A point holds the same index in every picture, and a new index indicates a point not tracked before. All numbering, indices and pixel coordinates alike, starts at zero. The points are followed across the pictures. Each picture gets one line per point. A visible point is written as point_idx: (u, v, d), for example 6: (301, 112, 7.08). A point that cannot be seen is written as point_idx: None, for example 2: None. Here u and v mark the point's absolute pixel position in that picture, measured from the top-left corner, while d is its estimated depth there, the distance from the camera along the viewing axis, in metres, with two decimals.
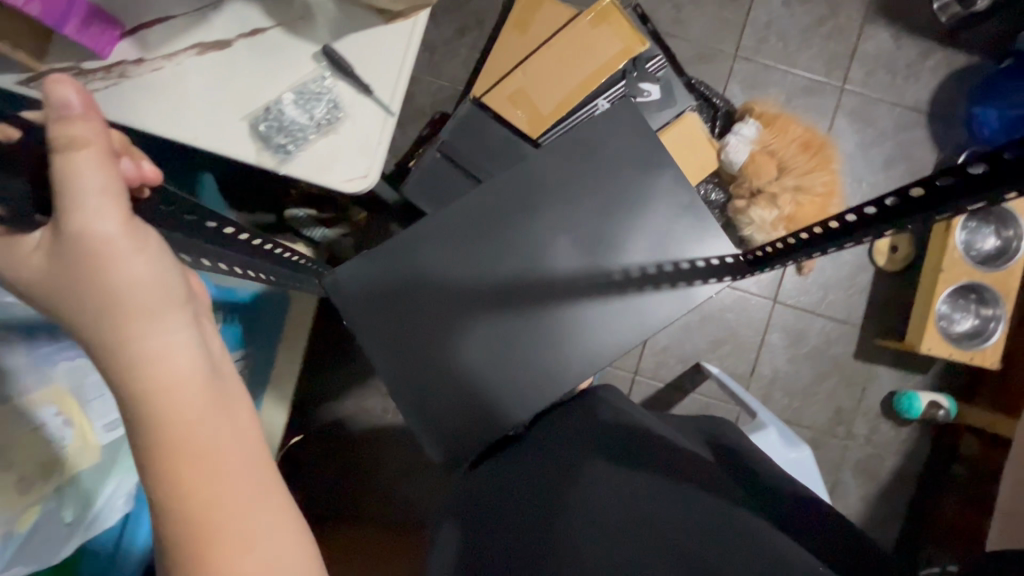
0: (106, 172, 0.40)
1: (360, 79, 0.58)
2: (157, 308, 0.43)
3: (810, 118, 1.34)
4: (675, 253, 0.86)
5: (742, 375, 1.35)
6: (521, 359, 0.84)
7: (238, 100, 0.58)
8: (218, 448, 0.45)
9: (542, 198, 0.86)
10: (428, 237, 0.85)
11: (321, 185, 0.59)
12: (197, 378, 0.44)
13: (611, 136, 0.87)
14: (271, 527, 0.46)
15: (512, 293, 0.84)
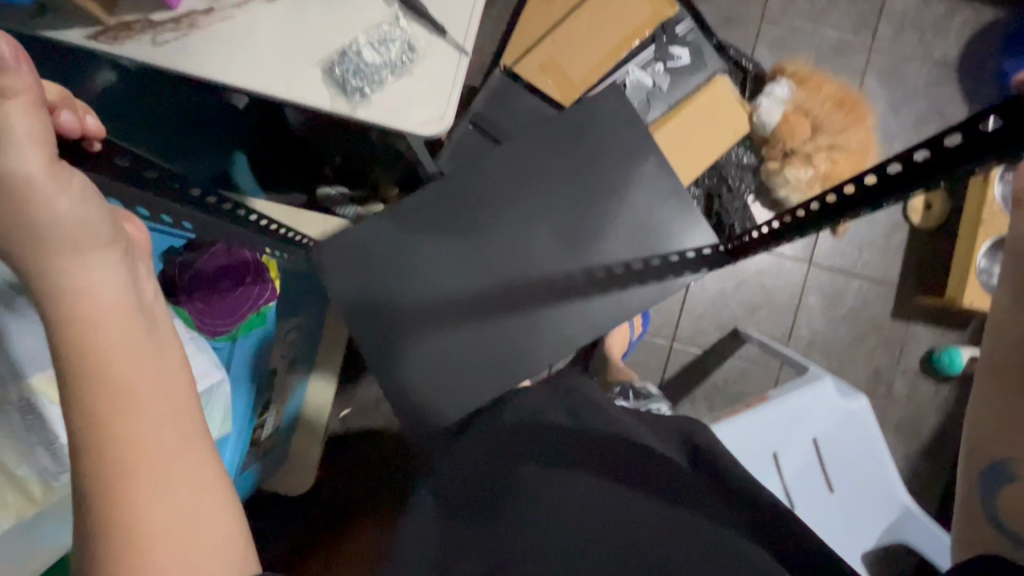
0: (33, 118, 0.35)
1: (434, 20, 0.59)
2: (77, 247, 0.36)
3: (840, 78, 1.33)
4: (659, 245, 0.85)
5: (779, 338, 1.35)
6: (501, 348, 0.84)
7: (311, 46, 0.59)
8: (145, 391, 0.37)
9: (520, 185, 0.86)
10: (415, 233, 0.85)
11: (397, 129, 0.58)
12: (126, 316, 0.37)
13: (601, 120, 0.86)
14: (187, 476, 0.37)
15: (489, 283, 0.84)
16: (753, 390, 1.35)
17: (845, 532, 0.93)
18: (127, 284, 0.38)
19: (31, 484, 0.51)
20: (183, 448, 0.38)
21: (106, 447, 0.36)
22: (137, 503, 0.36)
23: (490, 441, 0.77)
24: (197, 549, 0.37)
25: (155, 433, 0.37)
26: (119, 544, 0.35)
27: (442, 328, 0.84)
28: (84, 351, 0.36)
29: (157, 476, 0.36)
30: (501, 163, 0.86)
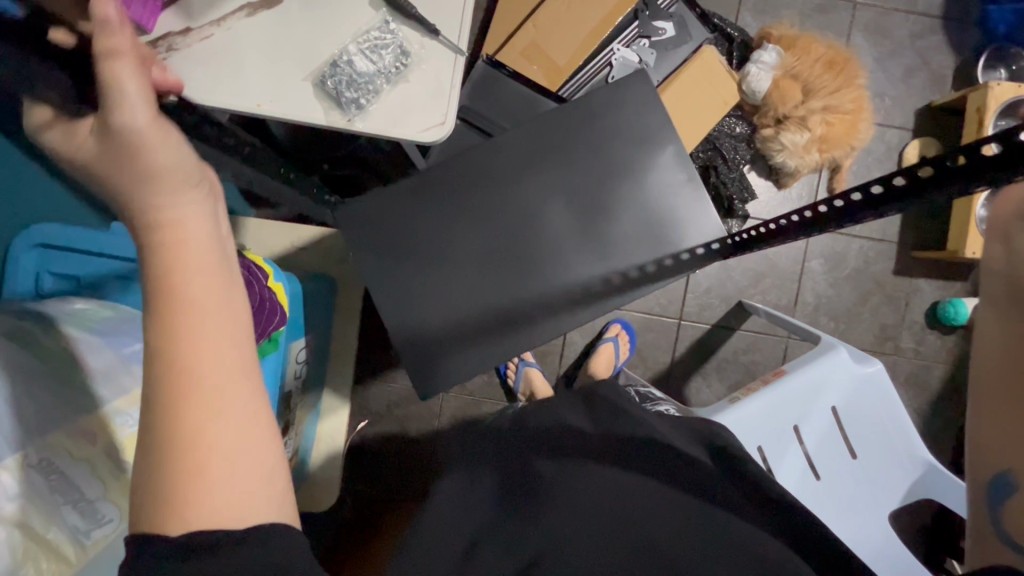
0: (142, 74, 0.41)
1: (424, 20, 0.56)
2: (172, 184, 0.41)
3: (827, 37, 1.32)
4: (670, 243, 0.83)
5: (786, 306, 1.35)
6: (519, 336, 0.81)
7: (299, 58, 0.56)
8: (207, 309, 0.38)
9: (526, 167, 0.84)
10: (414, 245, 0.83)
11: (397, 139, 0.56)
12: (206, 243, 0.41)
13: (612, 107, 0.84)
14: (240, 400, 0.38)
15: (505, 255, 0.83)
16: (763, 359, 1.35)
17: (869, 492, 0.94)
18: (209, 219, 0.42)
19: (65, 548, 0.46)
20: (243, 376, 0.39)
21: (171, 360, 0.37)
22: (193, 407, 0.36)
23: (508, 444, 0.72)
24: (248, 486, 0.37)
25: (216, 355, 0.38)
26: (179, 462, 0.35)
27: (455, 307, 0.82)
28: (167, 275, 0.38)
29: (214, 391, 0.37)
30: (499, 151, 0.83)
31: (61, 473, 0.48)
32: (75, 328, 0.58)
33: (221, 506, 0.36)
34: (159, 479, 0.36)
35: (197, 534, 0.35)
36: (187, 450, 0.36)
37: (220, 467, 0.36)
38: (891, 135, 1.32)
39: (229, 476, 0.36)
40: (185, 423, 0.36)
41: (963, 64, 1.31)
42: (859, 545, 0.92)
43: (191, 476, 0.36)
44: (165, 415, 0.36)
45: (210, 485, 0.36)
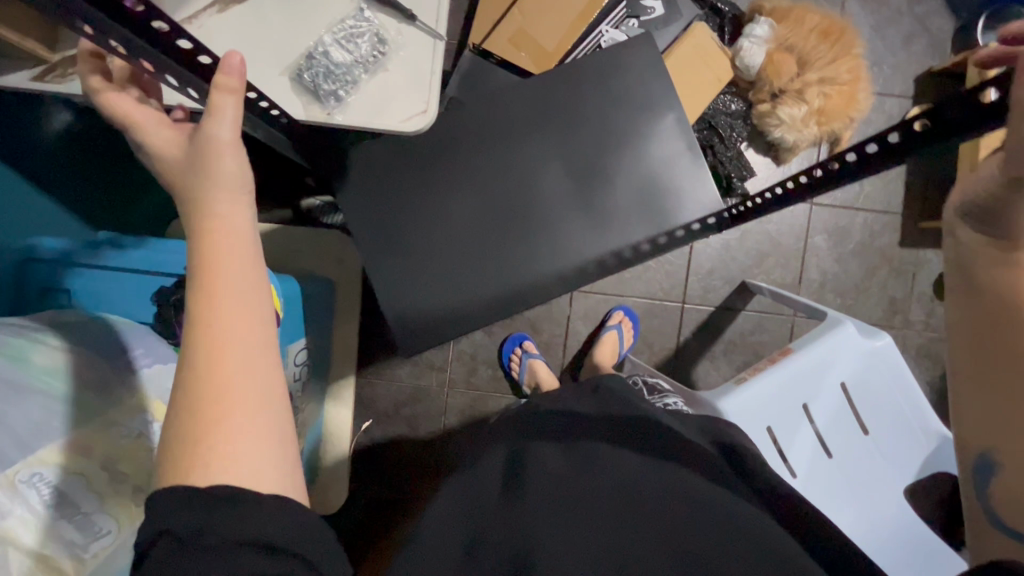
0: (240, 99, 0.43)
1: (400, 6, 0.54)
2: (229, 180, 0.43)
3: (823, 6, 1.28)
4: (667, 216, 0.74)
5: (791, 284, 1.33)
6: (502, 310, 0.74)
7: (275, 51, 0.54)
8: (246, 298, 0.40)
9: (516, 133, 0.73)
10: (396, 227, 0.73)
11: (379, 130, 0.55)
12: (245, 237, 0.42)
13: (620, 69, 0.73)
14: (266, 379, 0.40)
15: (491, 225, 0.73)
16: (770, 340, 1.33)
17: (885, 470, 0.92)
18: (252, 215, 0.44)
19: (62, 561, 0.44)
20: (265, 348, 0.40)
21: (207, 322, 0.39)
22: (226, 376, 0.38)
23: (507, 445, 0.70)
24: (261, 450, 0.38)
25: (246, 328, 0.40)
26: (205, 425, 0.37)
27: (433, 283, 0.73)
28: (214, 253, 0.41)
29: (245, 362, 0.39)
30: (492, 103, 0.73)
31: (57, 487, 0.47)
32: (63, 340, 0.56)
33: (236, 461, 0.37)
34: (189, 429, 0.37)
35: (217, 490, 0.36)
36: (212, 406, 0.37)
37: (241, 434, 0.37)
38: (892, 105, 1.29)
39: (249, 443, 0.37)
40: (214, 388, 0.38)
41: (962, 28, 1.28)
42: (876, 523, 0.91)
43: (215, 440, 0.37)
44: (194, 377, 0.38)
45: (231, 439, 0.37)
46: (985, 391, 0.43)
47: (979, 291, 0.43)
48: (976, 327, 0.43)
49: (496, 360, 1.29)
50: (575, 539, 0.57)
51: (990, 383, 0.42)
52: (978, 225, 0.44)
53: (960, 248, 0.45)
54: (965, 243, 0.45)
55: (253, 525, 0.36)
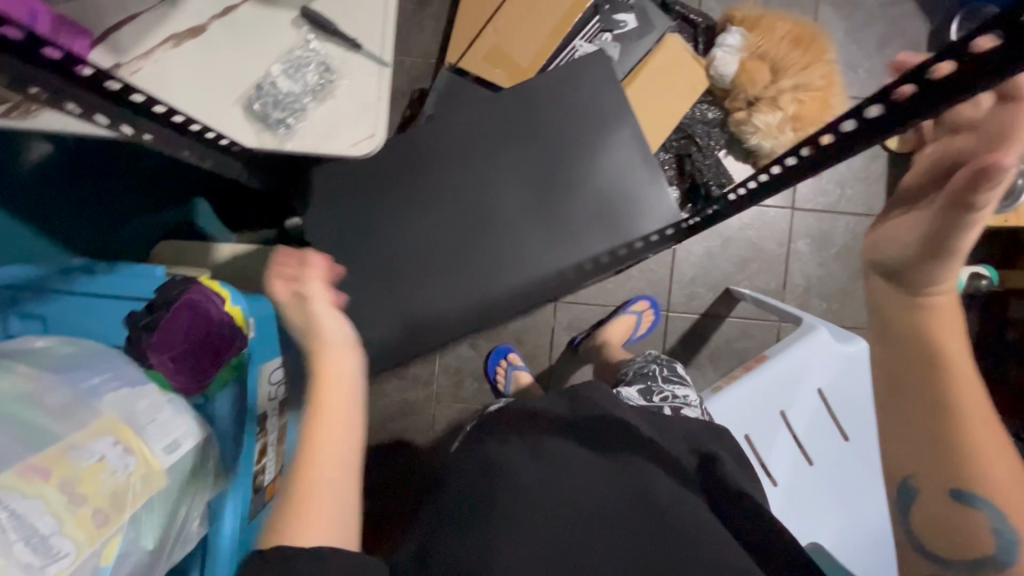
0: (325, 284, 0.63)
1: (346, 35, 0.55)
2: (337, 342, 0.61)
3: (795, 14, 1.29)
4: (626, 228, 0.74)
5: (776, 290, 1.33)
6: (466, 321, 0.75)
7: (228, 83, 0.56)
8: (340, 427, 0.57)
9: (472, 150, 0.74)
10: (360, 246, 0.74)
11: (330, 154, 0.56)
12: (346, 384, 0.59)
13: (573, 85, 0.74)
14: (338, 480, 0.55)
15: (453, 242, 0.74)
16: (757, 345, 1.33)
17: (865, 478, 0.91)
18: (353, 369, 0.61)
19: None
20: (343, 464, 0.56)
21: (314, 444, 0.56)
22: (318, 480, 0.54)
23: (472, 460, 0.70)
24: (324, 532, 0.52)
25: (330, 433, 0.56)
26: (296, 510, 0.52)
27: (396, 300, 0.74)
28: (326, 395, 0.58)
29: (331, 470, 0.55)
30: (451, 122, 0.75)
31: (14, 509, 0.47)
32: (31, 367, 0.59)
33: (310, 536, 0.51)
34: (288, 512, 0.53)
35: (284, 546, 0.49)
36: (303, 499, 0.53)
37: (317, 519, 0.52)
38: None
39: (321, 526, 0.52)
40: (307, 485, 0.54)
41: (937, 30, 1.28)
42: (859, 532, 0.90)
43: (300, 524, 0.51)
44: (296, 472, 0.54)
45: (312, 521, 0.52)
46: (911, 432, 0.47)
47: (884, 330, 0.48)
48: (899, 364, 0.47)
49: (481, 372, 1.30)
50: (524, 542, 0.57)
51: (904, 432, 0.48)
52: (885, 276, 0.48)
53: (873, 295, 0.50)
54: (877, 289, 0.49)
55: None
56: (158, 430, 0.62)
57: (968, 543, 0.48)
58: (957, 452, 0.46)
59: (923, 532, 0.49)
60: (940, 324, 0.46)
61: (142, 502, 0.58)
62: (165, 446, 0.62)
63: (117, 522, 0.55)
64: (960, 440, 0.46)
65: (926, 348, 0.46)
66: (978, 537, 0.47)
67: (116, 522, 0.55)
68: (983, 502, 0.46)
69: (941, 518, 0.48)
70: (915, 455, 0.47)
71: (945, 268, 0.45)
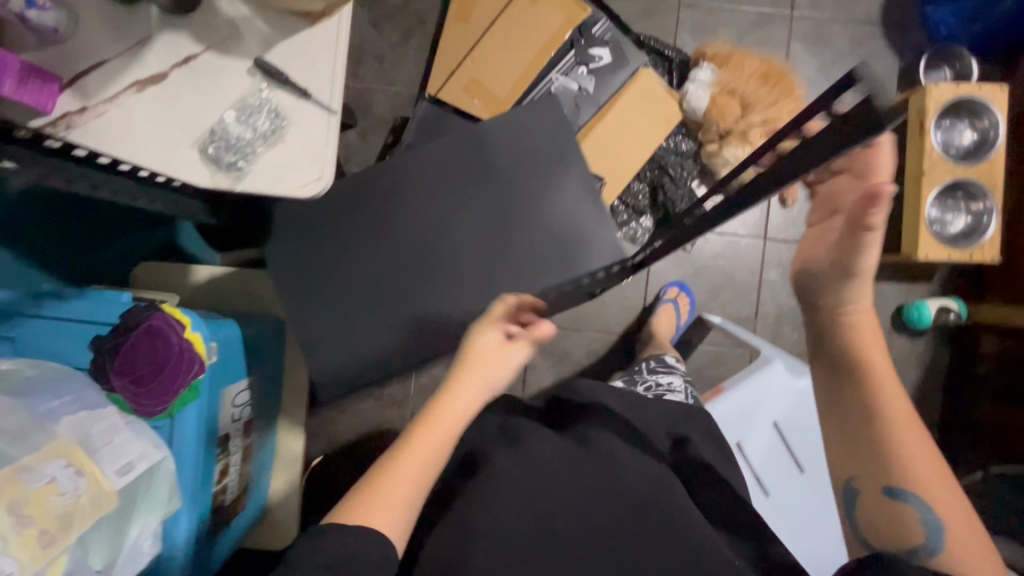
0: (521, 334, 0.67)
1: (296, 85, 0.59)
2: (495, 368, 0.66)
3: (766, 50, 1.33)
4: (571, 265, 0.77)
5: (747, 318, 1.35)
6: (411, 351, 0.78)
7: (186, 127, 0.59)
8: (452, 430, 0.63)
9: (421, 189, 0.78)
10: (313, 279, 0.78)
11: (279, 196, 0.59)
12: (471, 405, 0.64)
13: (522, 128, 0.78)
14: (420, 475, 0.60)
15: (403, 275, 0.78)
16: (728, 373, 1.34)
17: (819, 506, 0.91)
18: (485, 394, 0.66)
19: None
20: (428, 464, 0.61)
21: (415, 441, 0.61)
22: (407, 469, 0.60)
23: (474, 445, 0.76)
24: (394, 515, 0.58)
25: (432, 457, 0.61)
26: (374, 491, 0.58)
27: (346, 332, 0.78)
28: (446, 408, 0.64)
29: (420, 467, 0.60)
30: (409, 160, 0.78)
31: None
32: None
33: (375, 515, 0.57)
34: (368, 488, 0.59)
35: (351, 525, 0.55)
36: (387, 482, 0.59)
37: (393, 502, 0.58)
38: None
39: (391, 509, 0.58)
40: (394, 474, 0.59)
41: (906, 67, 1.31)
42: (816, 558, 0.89)
43: (379, 502, 0.57)
44: (382, 473, 0.59)
45: (382, 504, 0.57)
46: (853, 435, 0.56)
47: (821, 348, 0.58)
48: (838, 380, 0.57)
49: None
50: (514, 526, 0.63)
51: (854, 437, 0.56)
52: (806, 300, 0.58)
53: (815, 321, 0.58)
54: (814, 321, 0.58)
55: (346, 547, 0.54)
56: (113, 452, 0.65)
57: (903, 536, 0.54)
58: (885, 446, 0.54)
59: (866, 526, 0.56)
60: (857, 340, 0.56)
61: (91, 522, 0.61)
62: (119, 467, 0.65)
63: (65, 543, 0.58)
64: (893, 446, 0.54)
65: (855, 357, 0.56)
66: (908, 529, 0.53)
67: (65, 540, 0.58)
68: (910, 495, 0.54)
69: (875, 512, 0.56)
70: (857, 455, 0.56)
71: (850, 286, 0.54)
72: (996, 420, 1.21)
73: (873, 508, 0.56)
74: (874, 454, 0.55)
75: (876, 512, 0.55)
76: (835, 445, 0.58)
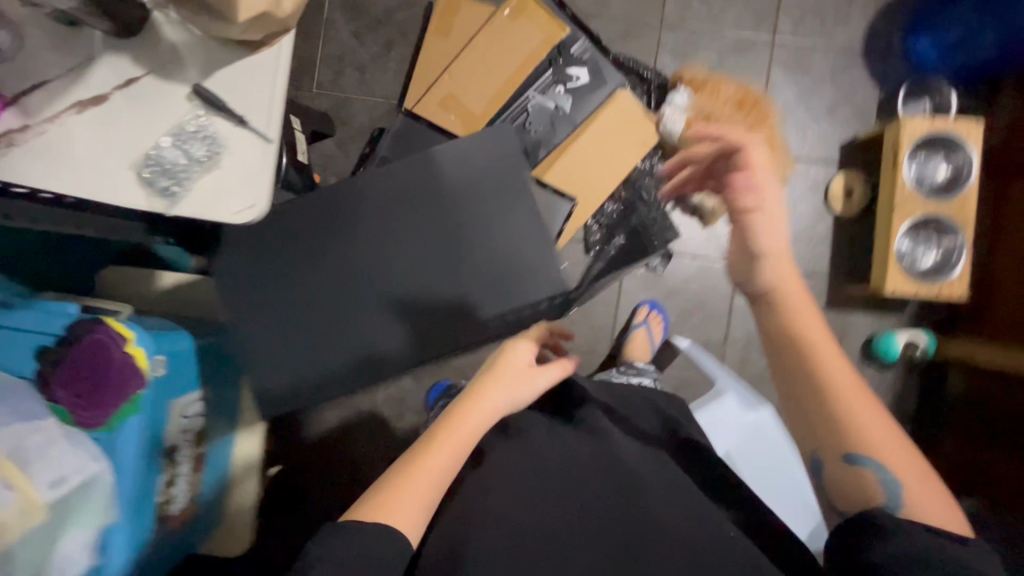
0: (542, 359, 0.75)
1: (233, 112, 0.59)
2: (516, 383, 0.72)
3: (745, 75, 1.33)
4: (508, 295, 0.87)
5: (716, 342, 1.35)
6: (360, 364, 0.88)
7: (124, 150, 0.60)
8: (474, 433, 0.67)
9: (373, 220, 0.87)
10: (273, 296, 0.87)
11: (214, 221, 0.60)
12: (495, 415, 0.69)
13: (464, 169, 0.88)
14: (440, 475, 0.62)
15: (354, 297, 0.87)
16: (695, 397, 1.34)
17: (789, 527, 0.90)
18: (508, 406, 0.71)
19: None
20: (449, 463, 0.64)
21: (439, 441, 0.65)
22: (429, 469, 0.62)
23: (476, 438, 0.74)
24: (413, 512, 0.59)
25: (454, 458, 0.64)
26: (395, 488, 0.60)
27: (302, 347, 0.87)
28: (470, 413, 0.68)
29: (441, 467, 0.63)
30: (369, 191, 0.87)
31: None
32: None
33: (395, 512, 0.58)
34: (389, 486, 0.60)
35: (372, 522, 0.56)
36: (407, 479, 0.61)
37: (411, 498, 0.59)
38: (816, 170, 1.32)
39: (408, 505, 0.59)
40: (416, 471, 0.62)
41: (886, 97, 1.31)
42: None
43: (398, 498, 0.59)
44: (403, 474, 0.62)
45: (404, 500, 0.59)
46: (800, 413, 0.54)
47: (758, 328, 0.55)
48: (774, 361, 0.54)
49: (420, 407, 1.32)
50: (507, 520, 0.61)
51: (801, 414, 0.54)
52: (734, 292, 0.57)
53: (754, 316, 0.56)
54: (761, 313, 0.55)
55: (362, 541, 0.54)
56: (48, 464, 0.67)
57: (865, 500, 0.52)
58: (841, 419, 0.52)
59: (837, 494, 0.54)
60: (798, 321, 0.53)
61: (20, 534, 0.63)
62: (51, 480, 0.66)
63: None
64: (837, 413, 0.52)
65: (787, 337, 0.53)
66: (871, 492, 0.52)
67: None
68: (865, 458, 0.52)
69: (839, 479, 0.53)
70: (806, 427, 0.54)
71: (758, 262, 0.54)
72: (960, 457, 1.20)
73: (841, 476, 0.53)
74: (825, 428, 0.53)
75: (843, 480, 0.53)
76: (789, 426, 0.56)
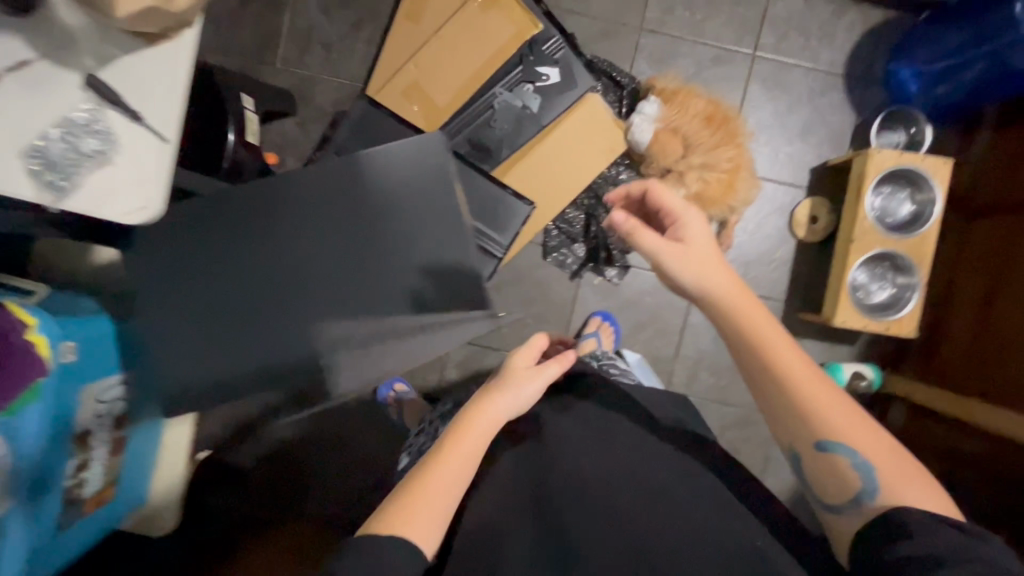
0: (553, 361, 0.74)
1: (129, 108, 0.59)
2: (520, 381, 0.71)
3: (721, 89, 1.29)
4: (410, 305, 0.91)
5: (665, 358, 1.34)
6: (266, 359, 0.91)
7: (7, 136, 0.56)
8: (487, 433, 0.66)
9: (290, 221, 0.90)
10: (189, 289, 0.91)
11: (104, 219, 0.59)
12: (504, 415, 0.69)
13: (380, 178, 0.91)
14: (452, 479, 0.62)
15: (267, 296, 0.91)
16: None
17: None
18: (518, 404, 0.70)
19: None
20: (464, 466, 0.63)
21: (453, 440, 0.65)
22: (443, 477, 0.61)
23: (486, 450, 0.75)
24: (429, 519, 0.58)
25: (464, 462, 0.63)
26: (410, 495, 0.60)
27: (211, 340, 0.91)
28: (482, 410, 0.68)
29: (454, 470, 0.62)
30: (288, 187, 0.90)
31: None
32: None
33: (409, 520, 0.57)
34: (403, 494, 0.60)
35: (384, 534, 0.55)
36: (422, 485, 0.60)
37: (424, 509, 0.58)
38: (783, 193, 1.29)
39: (421, 515, 0.58)
40: (427, 478, 0.61)
41: (862, 124, 1.28)
42: None
43: (415, 507, 0.58)
44: (415, 481, 0.61)
45: (417, 511, 0.58)
46: (784, 408, 0.60)
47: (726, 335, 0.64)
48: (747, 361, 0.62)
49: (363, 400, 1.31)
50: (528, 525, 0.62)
51: (782, 409, 0.61)
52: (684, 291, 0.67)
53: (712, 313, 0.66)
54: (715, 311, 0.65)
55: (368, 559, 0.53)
56: None
57: (844, 486, 0.58)
58: (810, 412, 0.59)
59: (819, 486, 0.60)
60: (756, 326, 0.63)
61: None
62: None
63: None
64: (812, 407, 0.59)
65: (754, 339, 0.62)
66: (847, 476, 0.57)
67: None
68: (839, 445, 0.58)
69: (819, 470, 0.60)
70: (789, 421, 0.60)
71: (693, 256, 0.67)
72: None
73: (819, 470, 0.59)
74: (810, 426, 0.59)
75: (828, 477, 0.59)
76: (774, 425, 0.62)
